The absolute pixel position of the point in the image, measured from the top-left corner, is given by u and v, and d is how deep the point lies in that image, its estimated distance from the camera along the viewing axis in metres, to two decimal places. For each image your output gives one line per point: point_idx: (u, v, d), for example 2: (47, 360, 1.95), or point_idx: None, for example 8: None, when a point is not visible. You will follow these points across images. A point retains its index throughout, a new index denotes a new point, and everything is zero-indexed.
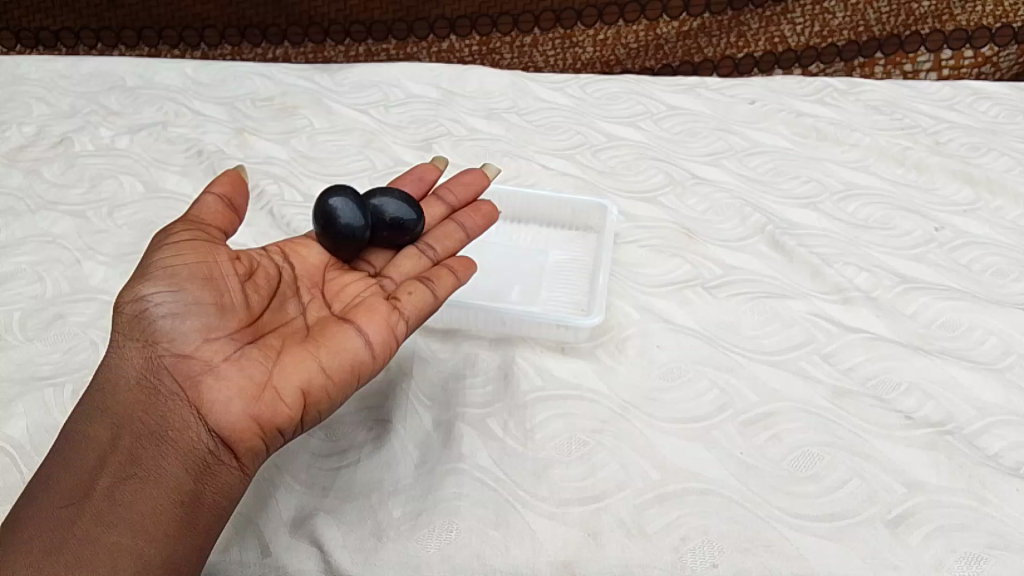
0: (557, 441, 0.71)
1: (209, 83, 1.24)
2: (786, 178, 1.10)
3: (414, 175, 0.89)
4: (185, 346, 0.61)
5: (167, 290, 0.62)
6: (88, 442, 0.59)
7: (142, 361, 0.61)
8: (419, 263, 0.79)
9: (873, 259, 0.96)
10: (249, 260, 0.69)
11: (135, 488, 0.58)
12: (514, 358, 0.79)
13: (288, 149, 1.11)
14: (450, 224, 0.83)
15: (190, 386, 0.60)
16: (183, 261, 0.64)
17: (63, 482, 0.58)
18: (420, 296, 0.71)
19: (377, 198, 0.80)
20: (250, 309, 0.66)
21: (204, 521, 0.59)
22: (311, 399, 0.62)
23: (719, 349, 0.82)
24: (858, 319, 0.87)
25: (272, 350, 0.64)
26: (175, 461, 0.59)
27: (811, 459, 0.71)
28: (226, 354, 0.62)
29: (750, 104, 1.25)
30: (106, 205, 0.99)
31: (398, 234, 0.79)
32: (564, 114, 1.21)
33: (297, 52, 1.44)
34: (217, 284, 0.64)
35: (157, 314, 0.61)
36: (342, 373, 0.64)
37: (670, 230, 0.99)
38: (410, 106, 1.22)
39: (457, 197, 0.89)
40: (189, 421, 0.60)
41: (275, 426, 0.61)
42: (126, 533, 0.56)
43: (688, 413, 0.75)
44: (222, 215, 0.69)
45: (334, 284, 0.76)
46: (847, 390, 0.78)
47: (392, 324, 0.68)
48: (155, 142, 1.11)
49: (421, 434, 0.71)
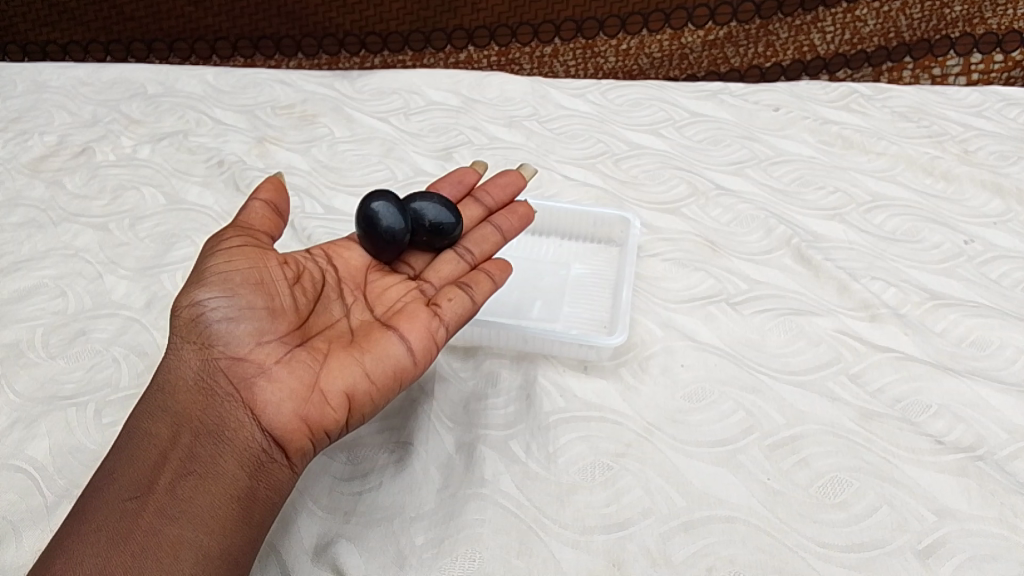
0: (580, 466, 0.70)
1: (231, 91, 1.24)
2: (811, 188, 1.08)
3: (453, 178, 0.90)
4: (239, 349, 0.64)
5: (222, 295, 0.65)
6: (148, 438, 0.60)
7: (198, 363, 0.63)
8: (457, 267, 0.81)
9: (901, 273, 0.95)
10: (295, 265, 0.72)
11: (196, 482, 0.59)
12: (536, 378, 0.78)
13: (308, 158, 1.11)
14: (486, 227, 0.85)
15: (244, 387, 0.62)
16: (236, 267, 0.67)
17: (124, 477, 0.58)
18: (459, 301, 0.73)
19: (417, 203, 0.82)
20: (297, 314, 0.68)
21: (256, 518, 0.60)
22: (355, 402, 0.65)
23: (743, 369, 0.80)
24: (887, 336, 0.86)
25: (319, 354, 0.66)
26: (232, 458, 0.60)
27: (839, 485, 0.70)
28: (277, 358, 0.64)
29: (774, 111, 1.23)
30: (128, 217, 0.99)
31: (436, 238, 0.81)
32: (585, 121, 1.20)
33: (311, 63, 1.44)
34: (268, 289, 0.67)
35: (213, 317, 0.64)
36: (386, 376, 0.66)
37: (692, 242, 0.97)
38: (429, 113, 1.21)
39: (494, 199, 0.90)
40: (243, 421, 0.61)
41: (322, 427, 0.63)
42: (188, 525, 0.57)
43: (712, 436, 0.74)
44: (267, 220, 0.73)
45: (375, 287, 0.78)
46: (875, 413, 0.77)
47: (432, 328, 0.70)
48: (175, 152, 1.11)
49: (443, 457, 0.70)
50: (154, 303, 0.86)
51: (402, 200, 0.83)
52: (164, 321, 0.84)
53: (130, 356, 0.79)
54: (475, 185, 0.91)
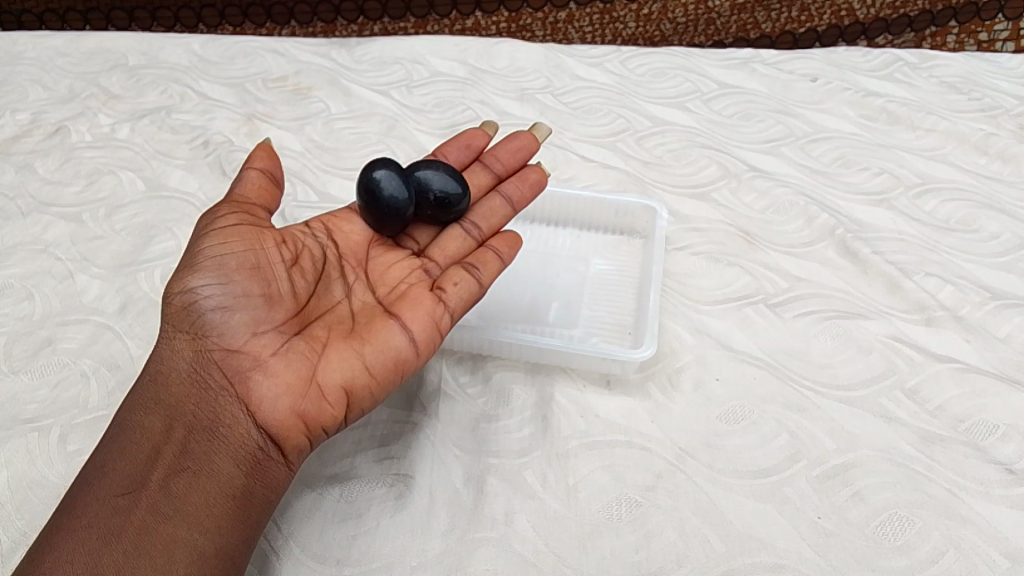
0: (604, 501, 0.62)
1: (218, 62, 1.14)
2: (854, 169, 0.98)
3: (460, 142, 0.80)
4: (233, 340, 0.57)
5: (214, 280, 0.58)
6: (140, 431, 0.55)
7: (190, 354, 0.57)
8: (464, 244, 0.72)
9: (957, 268, 0.85)
10: (293, 243, 0.65)
11: (190, 480, 0.53)
12: (553, 396, 0.70)
13: (302, 138, 1.01)
14: (495, 198, 0.75)
15: (238, 381, 0.56)
16: (231, 250, 0.59)
17: (115, 472, 0.53)
18: (466, 287, 0.65)
19: (422, 171, 0.72)
20: (296, 298, 0.61)
21: (254, 517, 0.55)
22: (355, 396, 0.58)
23: (786, 383, 0.72)
24: (944, 343, 0.77)
25: (319, 343, 0.60)
26: (226, 456, 0.55)
27: (901, 523, 0.62)
28: (274, 349, 0.58)
29: (811, 81, 1.12)
30: (103, 206, 0.90)
31: (444, 212, 0.72)
32: (604, 94, 1.10)
33: (305, 32, 1.34)
34: (265, 274, 0.60)
35: (205, 305, 0.57)
36: (388, 368, 0.60)
37: (725, 233, 0.88)
38: (433, 86, 1.11)
39: (505, 165, 0.80)
40: (238, 417, 0.56)
41: (320, 424, 0.57)
42: (182, 525, 0.51)
43: (753, 465, 0.65)
44: (265, 192, 0.65)
45: (378, 264, 0.70)
46: (935, 436, 0.69)
47: (438, 316, 0.63)
48: (157, 131, 1.02)
49: (449, 491, 0.62)
50: (128, 307, 0.78)
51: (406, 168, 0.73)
52: (139, 327, 0.75)
53: (100, 371, 0.71)
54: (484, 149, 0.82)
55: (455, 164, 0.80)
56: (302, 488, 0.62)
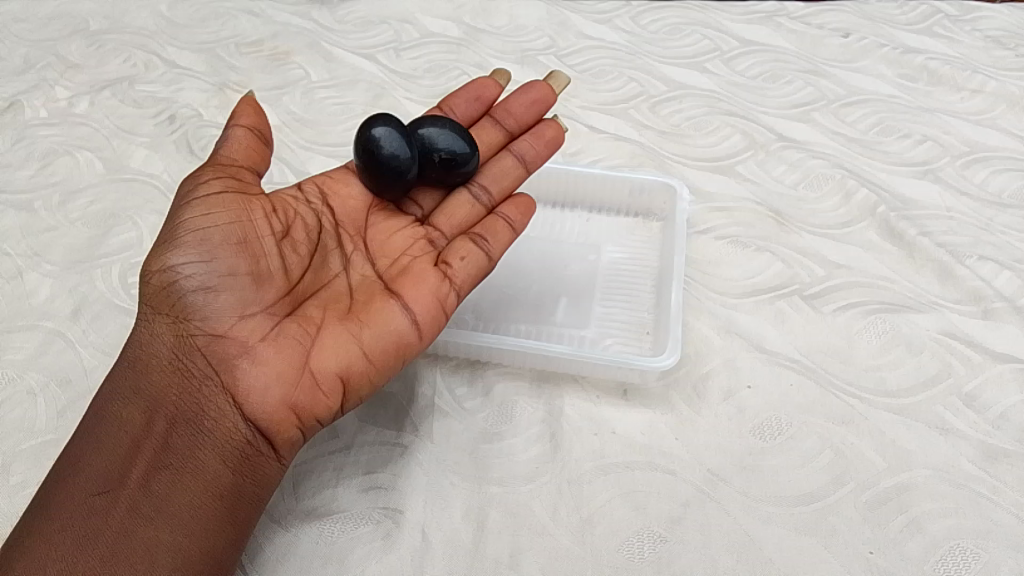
0: (622, 538, 0.54)
1: (187, 24, 1.03)
2: (893, 136, 0.88)
3: (468, 92, 0.68)
4: (217, 325, 0.50)
5: (195, 257, 0.50)
6: (117, 421, 0.49)
7: (171, 338, 0.50)
8: (472, 212, 0.62)
9: (1013, 250, 0.76)
10: (285, 212, 0.56)
11: (173, 478, 0.47)
12: (563, 410, 0.61)
13: (280, 110, 0.91)
14: (506, 158, 0.64)
15: (224, 370, 0.49)
16: (215, 222, 0.51)
17: (90, 467, 0.47)
18: (474, 260, 0.57)
19: (427, 127, 0.61)
20: (288, 273, 0.54)
21: (244, 516, 0.50)
22: (353, 384, 0.51)
23: (826, 390, 0.63)
24: (1005, 338, 0.68)
25: (313, 324, 0.52)
26: (212, 452, 0.48)
27: (965, 558, 0.54)
28: (264, 333, 0.51)
29: (843, 37, 1.01)
30: (57, 192, 0.81)
31: (451, 175, 0.61)
32: (614, 54, 0.99)
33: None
34: (253, 248, 0.52)
35: (185, 286, 0.50)
36: (390, 352, 0.52)
37: (753, 213, 0.79)
38: (425, 48, 1.00)
39: (518, 121, 0.68)
40: (224, 409, 0.49)
41: (314, 416, 0.51)
42: (166, 528, 0.46)
43: (794, 490, 0.57)
44: (253, 151, 0.57)
45: (379, 231, 0.60)
46: (1000, 451, 0.60)
47: (443, 294, 0.55)
48: (120, 104, 0.92)
49: (445, 528, 0.54)
50: (82, 311, 0.69)
51: (408, 122, 0.62)
52: (94, 335, 0.67)
53: (48, 387, 0.63)
54: (495, 101, 0.70)
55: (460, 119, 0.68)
56: (274, 527, 0.54)
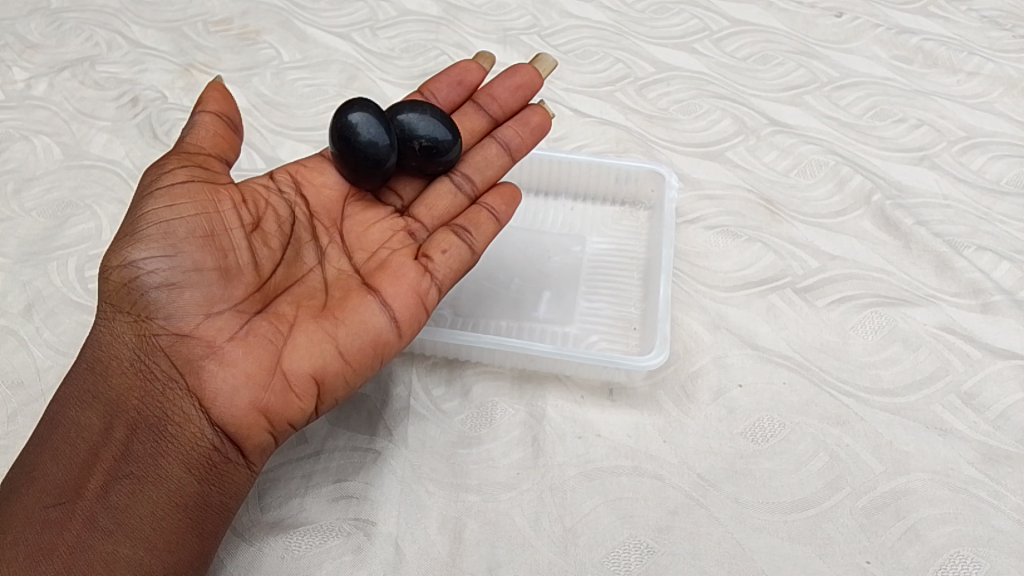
0: (608, 549, 0.51)
1: (152, 1, 0.98)
2: (887, 121, 0.85)
3: (449, 76, 0.65)
4: (182, 324, 0.47)
5: (158, 251, 0.47)
6: (74, 428, 0.46)
7: (132, 339, 0.47)
8: (455, 202, 0.58)
9: (1011, 240, 0.73)
10: (254, 202, 0.52)
11: (134, 487, 0.44)
12: (545, 412, 0.58)
13: (248, 92, 0.87)
14: (490, 145, 0.60)
15: (189, 373, 0.46)
16: (180, 214, 0.48)
17: (45, 477, 0.44)
18: (456, 253, 0.54)
19: (406, 113, 0.57)
20: (259, 267, 0.50)
21: (211, 528, 0.46)
22: (328, 384, 0.48)
23: (820, 390, 0.60)
24: (1005, 333, 0.65)
25: (285, 322, 0.49)
26: (176, 459, 0.45)
27: (965, 567, 0.52)
28: (232, 332, 0.47)
29: (835, 16, 0.97)
30: (12, 179, 0.76)
31: (432, 164, 0.57)
32: (598, 34, 0.95)
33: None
34: (220, 241, 0.49)
35: (147, 281, 0.46)
36: (367, 352, 0.49)
37: (744, 202, 0.76)
38: (402, 27, 0.96)
39: (502, 106, 0.64)
40: (188, 413, 0.46)
41: (286, 420, 0.48)
42: (126, 541, 0.43)
43: (788, 496, 0.54)
44: (220, 138, 0.53)
45: (355, 223, 0.56)
46: (1001, 453, 0.57)
47: (424, 288, 0.52)
48: (79, 86, 0.87)
49: (421, 540, 0.51)
50: (36, 308, 0.65)
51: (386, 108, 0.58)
52: (49, 334, 0.63)
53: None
54: (478, 86, 0.66)
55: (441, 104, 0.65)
56: (237, 541, 0.50)
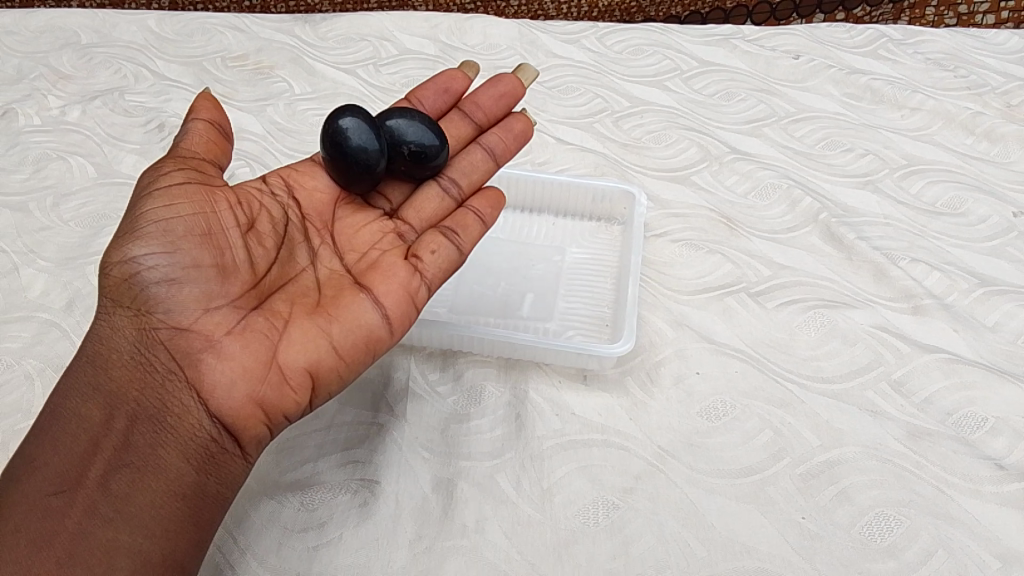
0: (579, 506, 0.59)
1: (175, 39, 1.08)
2: (837, 150, 0.95)
3: (437, 85, 0.75)
4: (182, 318, 0.51)
5: (159, 250, 0.52)
6: (76, 419, 0.49)
7: (133, 333, 0.51)
8: (442, 206, 0.67)
9: (944, 254, 0.82)
10: (248, 205, 0.59)
11: (133, 476, 0.48)
12: (527, 393, 0.67)
13: (263, 119, 0.97)
14: (476, 151, 0.69)
15: (187, 365, 0.50)
16: (179, 214, 0.53)
17: (48, 466, 0.48)
18: (444, 254, 0.61)
19: (395, 121, 0.66)
20: (254, 268, 0.56)
21: (207, 517, 0.50)
22: (321, 377, 0.53)
23: (768, 376, 0.69)
24: (932, 332, 0.74)
25: (280, 318, 0.54)
26: (175, 449, 0.49)
27: (887, 524, 0.59)
28: (229, 327, 0.52)
29: (793, 58, 1.08)
30: (51, 194, 0.85)
31: (419, 167, 0.66)
32: (580, 72, 1.06)
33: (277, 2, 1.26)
34: (217, 240, 0.54)
35: (148, 278, 0.51)
36: (358, 347, 0.54)
37: (706, 219, 0.85)
38: (402, 64, 1.06)
39: (485, 112, 0.74)
40: (187, 405, 0.50)
41: (281, 412, 0.52)
42: (125, 528, 0.46)
43: (736, 464, 0.62)
44: (212, 144, 0.60)
45: (345, 226, 0.64)
46: (924, 430, 0.66)
47: (412, 289, 0.58)
48: (109, 114, 0.96)
49: (416, 498, 0.59)
50: (75, 304, 0.73)
51: (376, 115, 0.67)
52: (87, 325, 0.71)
53: (44, 371, 0.67)
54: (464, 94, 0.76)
55: (431, 111, 0.74)
56: (258, 497, 0.58)
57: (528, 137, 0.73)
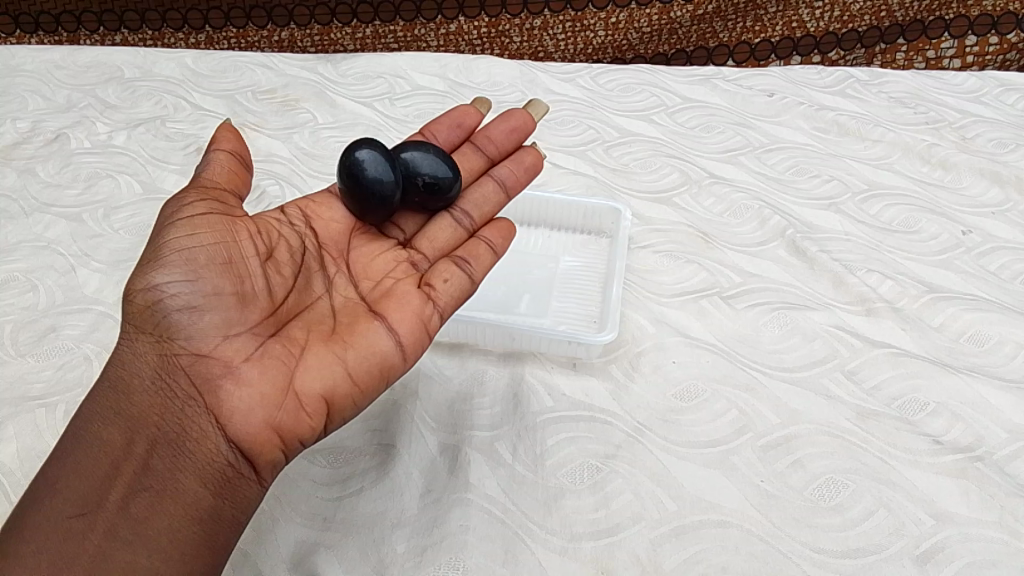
0: (568, 468, 0.68)
1: (210, 75, 1.20)
2: (805, 177, 1.05)
3: (451, 121, 0.85)
4: (203, 345, 0.56)
5: (183, 279, 0.57)
6: (98, 442, 0.53)
7: (155, 358, 0.56)
8: (454, 235, 0.75)
9: (897, 266, 0.92)
10: (268, 236, 0.65)
11: (152, 499, 0.52)
12: (524, 375, 0.76)
13: (290, 145, 1.08)
14: (488, 183, 0.79)
15: (207, 390, 0.55)
16: (200, 243, 0.59)
17: (69, 490, 0.52)
18: (456, 283, 0.67)
19: (411, 154, 0.75)
20: (272, 295, 0.61)
21: (222, 540, 0.54)
22: (335, 404, 0.58)
23: (735, 365, 0.78)
24: (883, 331, 0.83)
25: (296, 345, 0.59)
26: (193, 473, 0.53)
27: (835, 487, 0.68)
28: (247, 354, 0.57)
29: (768, 96, 1.20)
30: (101, 207, 0.95)
31: (432, 197, 0.74)
32: (574, 107, 1.17)
33: (304, 33, 1.40)
34: (237, 269, 0.60)
35: (171, 305, 0.56)
36: (371, 373, 0.59)
37: (685, 233, 0.95)
38: (415, 99, 1.18)
39: (497, 146, 0.84)
40: (206, 430, 0.54)
41: (296, 437, 0.56)
42: (143, 551, 0.50)
43: (704, 437, 0.71)
44: (231, 175, 0.66)
45: (360, 256, 0.71)
46: (871, 411, 0.75)
47: (425, 317, 0.64)
48: (152, 139, 1.07)
49: (426, 460, 0.68)
50: None
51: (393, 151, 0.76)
52: None
53: (101, 354, 0.77)
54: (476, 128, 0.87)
55: (446, 143, 0.85)
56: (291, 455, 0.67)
57: (537, 168, 0.82)
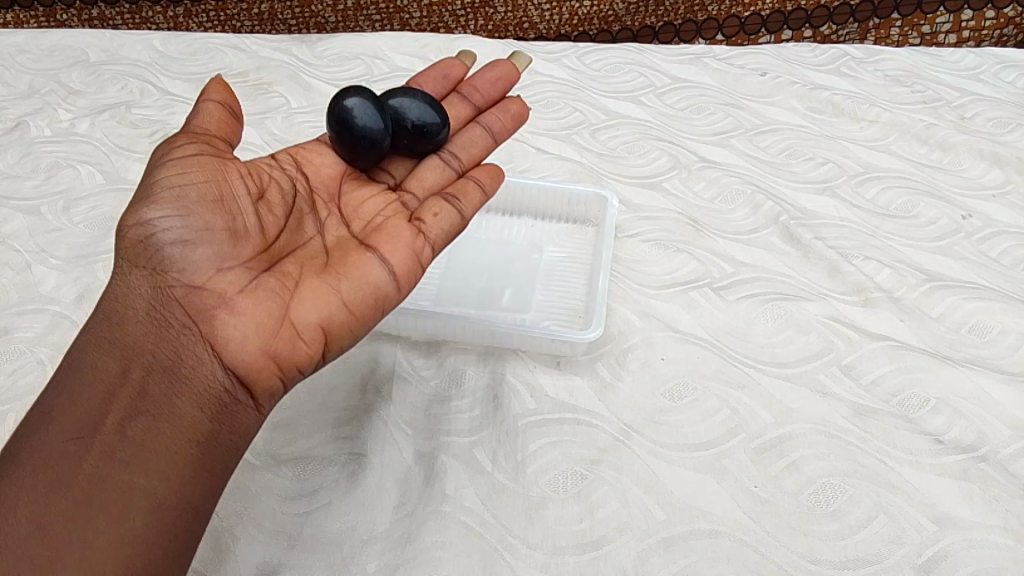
0: (550, 476, 0.64)
1: (180, 58, 1.15)
2: (799, 159, 1.01)
3: (436, 72, 0.81)
4: (196, 277, 0.53)
5: (173, 213, 0.53)
6: (94, 370, 0.50)
7: (148, 290, 0.52)
8: (442, 175, 0.70)
9: (895, 253, 0.88)
10: (259, 175, 0.61)
11: (147, 424, 0.48)
12: (504, 374, 0.72)
13: (262, 131, 1.03)
14: (476, 129, 0.74)
15: (201, 320, 0.51)
16: (191, 181, 0.55)
17: (62, 416, 0.48)
18: (448, 217, 0.63)
19: (399, 98, 0.70)
20: (263, 232, 0.58)
21: (222, 466, 0.50)
22: (334, 334, 0.54)
23: (727, 361, 0.75)
24: (881, 322, 0.80)
25: (291, 278, 0.55)
26: (189, 398, 0.50)
27: (831, 491, 0.65)
28: (242, 285, 0.53)
29: (760, 75, 1.16)
30: (62, 199, 0.91)
31: (421, 142, 0.70)
32: (560, 88, 1.13)
33: (284, 6, 1.34)
34: (227, 205, 0.56)
35: (162, 238, 0.53)
36: (369, 303, 0.56)
37: (674, 221, 0.91)
38: (393, 81, 1.13)
39: (483, 95, 0.80)
40: (203, 357, 0.51)
41: (295, 366, 0.53)
42: (142, 474, 0.47)
43: (694, 439, 0.68)
44: (225, 118, 0.62)
45: (351, 200, 0.67)
46: (868, 409, 0.71)
47: (420, 248, 0.60)
48: (117, 126, 1.02)
49: (401, 468, 0.64)
50: (86, 297, 0.79)
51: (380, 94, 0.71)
52: None
53: (56, 357, 0.72)
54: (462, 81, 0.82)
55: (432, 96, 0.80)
56: (256, 465, 0.64)
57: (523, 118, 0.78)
